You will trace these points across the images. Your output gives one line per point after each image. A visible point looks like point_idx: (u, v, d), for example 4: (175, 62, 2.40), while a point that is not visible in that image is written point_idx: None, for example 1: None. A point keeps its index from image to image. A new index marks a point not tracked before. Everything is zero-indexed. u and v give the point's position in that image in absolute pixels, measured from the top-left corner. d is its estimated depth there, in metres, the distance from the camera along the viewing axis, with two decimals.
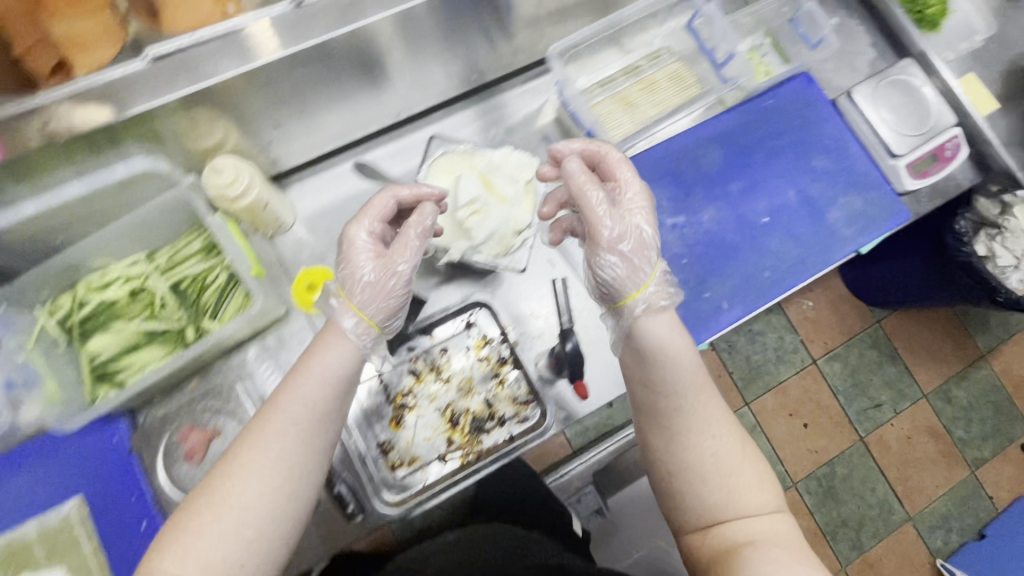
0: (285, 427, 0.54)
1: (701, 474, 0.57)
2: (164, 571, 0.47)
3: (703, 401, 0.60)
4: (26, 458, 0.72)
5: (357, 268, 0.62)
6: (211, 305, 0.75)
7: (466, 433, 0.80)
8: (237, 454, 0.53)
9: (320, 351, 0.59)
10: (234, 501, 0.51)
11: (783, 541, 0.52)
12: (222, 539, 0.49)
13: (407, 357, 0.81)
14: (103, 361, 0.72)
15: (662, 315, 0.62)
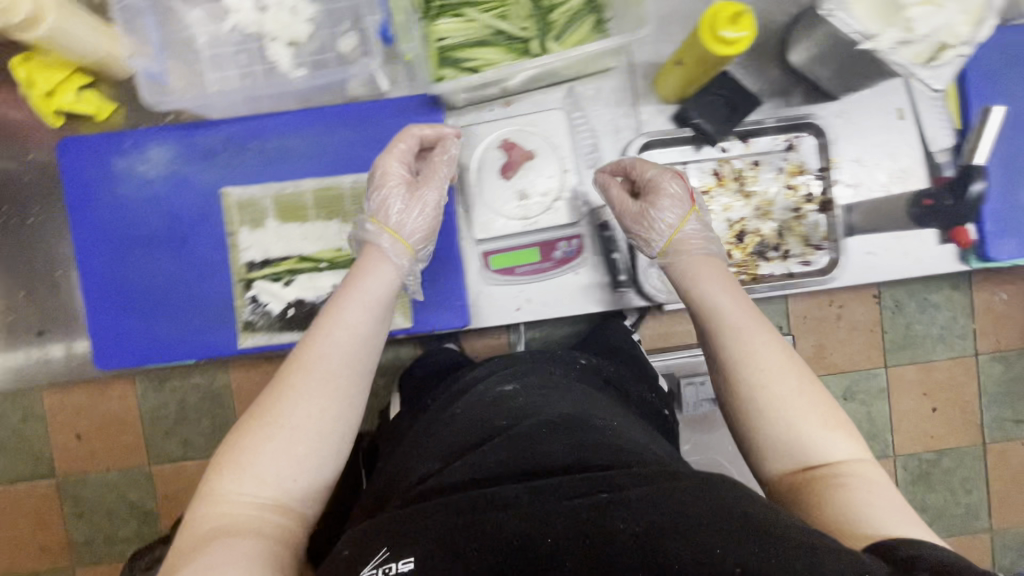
0: (325, 352, 0.53)
1: (765, 398, 0.49)
2: (195, 526, 0.47)
3: (772, 353, 0.51)
4: (351, 118, 0.73)
5: (393, 197, 0.65)
6: (563, 23, 0.69)
7: (748, 254, 0.77)
8: (266, 395, 0.51)
9: (364, 275, 0.59)
10: (287, 420, 0.50)
11: (868, 479, 0.46)
12: (282, 450, 0.49)
13: (716, 156, 0.76)
14: (449, 45, 0.69)
15: (696, 256, 0.61)
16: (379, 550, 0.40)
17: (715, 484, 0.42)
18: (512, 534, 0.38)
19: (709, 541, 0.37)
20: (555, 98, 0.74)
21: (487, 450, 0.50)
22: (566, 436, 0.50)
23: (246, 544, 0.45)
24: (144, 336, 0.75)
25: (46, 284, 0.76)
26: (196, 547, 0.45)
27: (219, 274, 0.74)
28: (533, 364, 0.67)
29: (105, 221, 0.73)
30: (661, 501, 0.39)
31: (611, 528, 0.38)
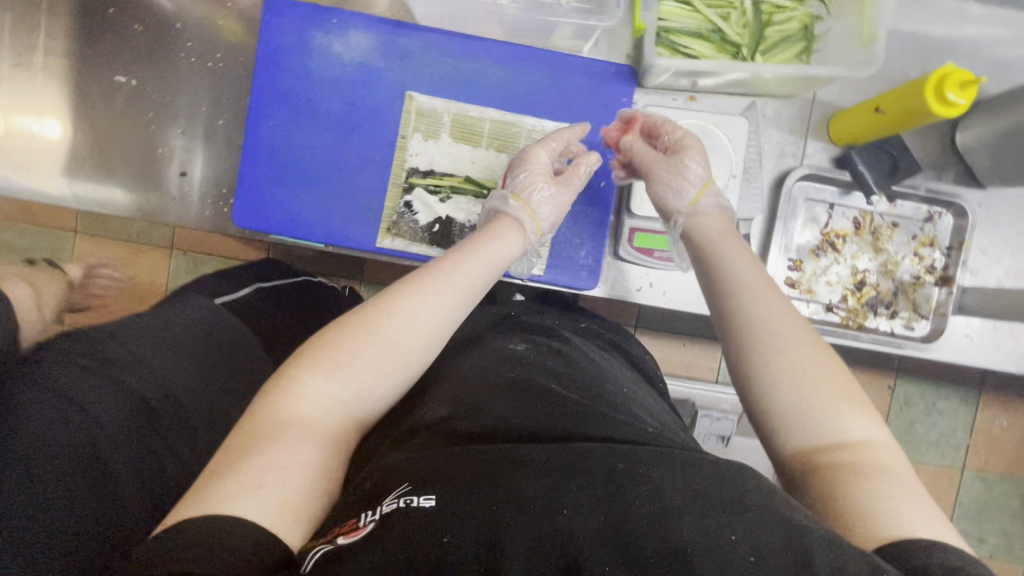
0: (440, 289, 0.56)
1: (784, 377, 0.50)
2: (264, 413, 0.47)
3: (790, 326, 0.53)
4: (549, 66, 0.75)
5: (538, 181, 0.68)
6: (773, 41, 0.73)
7: (861, 304, 0.81)
8: (367, 312, 0.53)
9: (491, 239, 0.63)
10: (390, 338, 0.52)
11: (888, 470, 0.45)
12: (371, 365, 0.51)
13: (861, 206, 0.80)
14: (669, 27, 0.73)
15: (714, 213, 0.64)
16: (401, 484, 0.42)
17: (728, 466, 0.43)
18: (528, 492, 0.39)
19: (725, 524, 0.38)
20: (737, 106, 0.79)
21: (506, 403, 0.53)
22: (597, 407, 0.52)
23: (306, 447, 0.45)
24: (283, 206, 0.75)
25: (206, 126, 0.78)
26: (264, 434, 0.45)
27: (378, 170, 0.75)
28: (549, 331, 0.69)
29: (287, 86, 0.74)
30: (682, 483, 0.40)
31: (630, 500, 0.39)
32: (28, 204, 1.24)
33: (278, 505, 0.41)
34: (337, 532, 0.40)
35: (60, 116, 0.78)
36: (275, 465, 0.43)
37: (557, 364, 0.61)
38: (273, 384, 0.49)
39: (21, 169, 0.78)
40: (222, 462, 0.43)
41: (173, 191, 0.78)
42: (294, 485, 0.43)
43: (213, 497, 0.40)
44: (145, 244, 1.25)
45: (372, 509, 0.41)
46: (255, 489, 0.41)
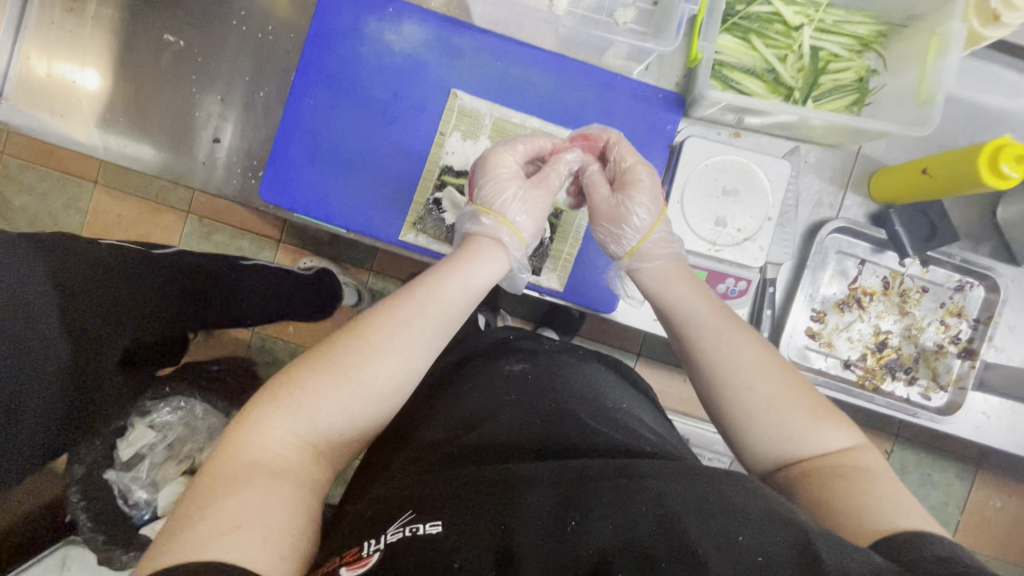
0: (414, 317, 0.52)
1: (747, 396, 0.51)
2: (225, 459, 0.44)
3: (750, 355, 0.52)
4: (597, 82, 0.74)
5: (506, 190, 0.62)
6: (826, 88, 0.73)
7: (880, 365, 0.79)
8: (330, 347, 0.50)
9: (469, 257, 0.57)
10: (360, 373, 0.49)
11: (869, 472, 0.47)
12: (341, 400, 0.48)
13: (893, 267, 0.78)
14: (724, 61, 0.72)
15: (669, 260, 0.61)
16: (405, 512, 0.41)
17: (721, 471, 0.42)
18: (535, 510, 0.39)
19: (732, 524, 0.37)
20: (780, 148, 0.78)
21: (502, 424, 0.53)
22: (588, 440, 0.50)
23: (279, 485, 0.43)
24: (312, 187, 0.74)
25: (247, 98, 0.78)
26: (230, 478, 0.43)
27: (411, 162, 0.74)
28: (545, 353, 0.68)
29: (333, 68, 0.74)
30: (682, 486, 0.39)
31: (634, 510, 0.38)
32: (53, 148, 1.24)
33: (260, 542, 0.40)
34: (342, 563, 0.40)
35: (106, 68, 0.78)
36: (251, 504, 0.41)
37: (550, 384, 0.61)
38: (235, 431, 0.46)
39: (60, 115, 0.78)
40: (188, 512, 0.41)
41: (206, 157, 0.79)
42: (271, 523, 0.41)
43: (190, 539, 0.39)
44: (162, 206, 1.24)
45: (375, 537, 0.40)
46: (232, 532, 0.39)
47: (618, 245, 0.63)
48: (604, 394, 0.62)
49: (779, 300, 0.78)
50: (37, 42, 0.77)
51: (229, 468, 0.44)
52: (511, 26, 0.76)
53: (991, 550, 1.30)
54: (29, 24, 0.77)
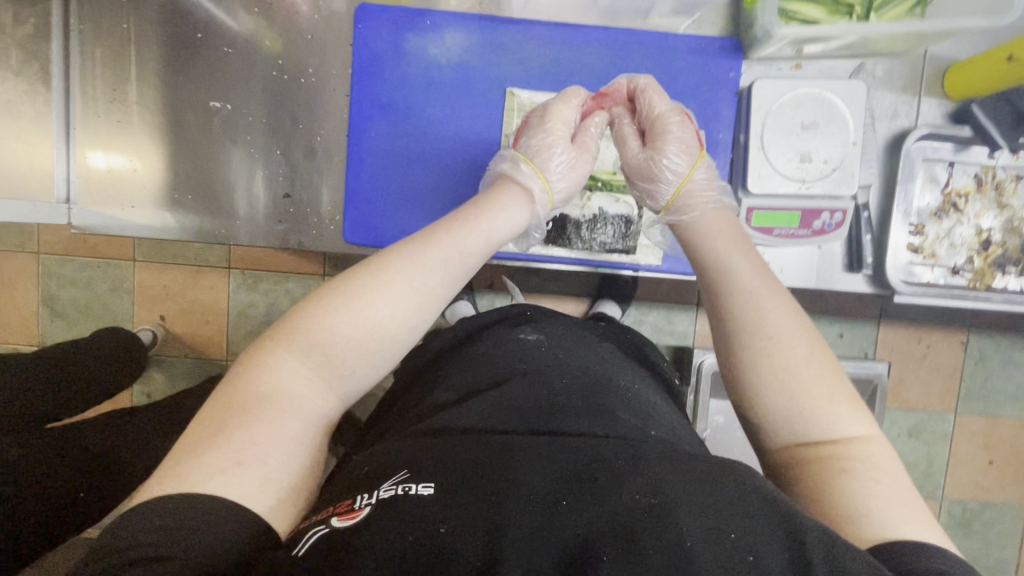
0: (432, 262, 0.51)
1: (770, 368, 0.49)
2: (242, 385, 0.46)
3: (780, 323, 0.51)
4: (651, 47, 0.73)
5: (547, 145, 0.66)
6: None
7: (988, 263, 0.78)
8: (347, 283, 0.50)
9: (485, 206, 0.58)
10: (374, 317, 0.49)
11: (875, 463, 0.46)
12: (354, 343, 0.48)
13: (982, 161, 0.76)
14: None
15: (708, 210, 0.62)
16: (398, 471, 0.41)
17: (728, 464, 0.42)
18: (529, 485, 0.39)
19: (725, 521, 0.37)
20: (844, 70, 0.76)
21: (508, 391, 0.52)
22: (592, 410, 0.50)
23: (284, 425, 0.45)
24: (393, 220, 0.76)
25: (306, 146, 0.77)
26: (242, 407, 0.45)
27: (483, 170, 0.75)
28: (554, 327, 0.68)
29: (386, 96, 0.74)
30: (682, 485, 0.39)
31: (625, 496, 0.38)
32: (86, 236, 1.23)
33: (258, 486, 0.42)
34: (334, 512, 0.40)
35: (159, 149, 0.78)
36: (254, 441, 0.43)
37: (554, 356, 0.60)
38: (254, 356, 0.48)
39: (130, 207, 0.78)
40: (196, 437, 0.43)
41: (279, 214, 0.78)
42: (266, 477, 0.42)
43: (195, 470, 0.41)
44: (203, 266, 1.25)
45: (369, 491, 0.40)
46: (235, 467, 0.42)
47: (655, 201, 0.67)
48: (613, 369, 0.61)
49: (875, 221, 0.77)
50: (87, 139, 0.77)
51: (240, 398, 0.45)
52: (550, 9, 0.74)
53: None
54: (76, 125, 0.76)
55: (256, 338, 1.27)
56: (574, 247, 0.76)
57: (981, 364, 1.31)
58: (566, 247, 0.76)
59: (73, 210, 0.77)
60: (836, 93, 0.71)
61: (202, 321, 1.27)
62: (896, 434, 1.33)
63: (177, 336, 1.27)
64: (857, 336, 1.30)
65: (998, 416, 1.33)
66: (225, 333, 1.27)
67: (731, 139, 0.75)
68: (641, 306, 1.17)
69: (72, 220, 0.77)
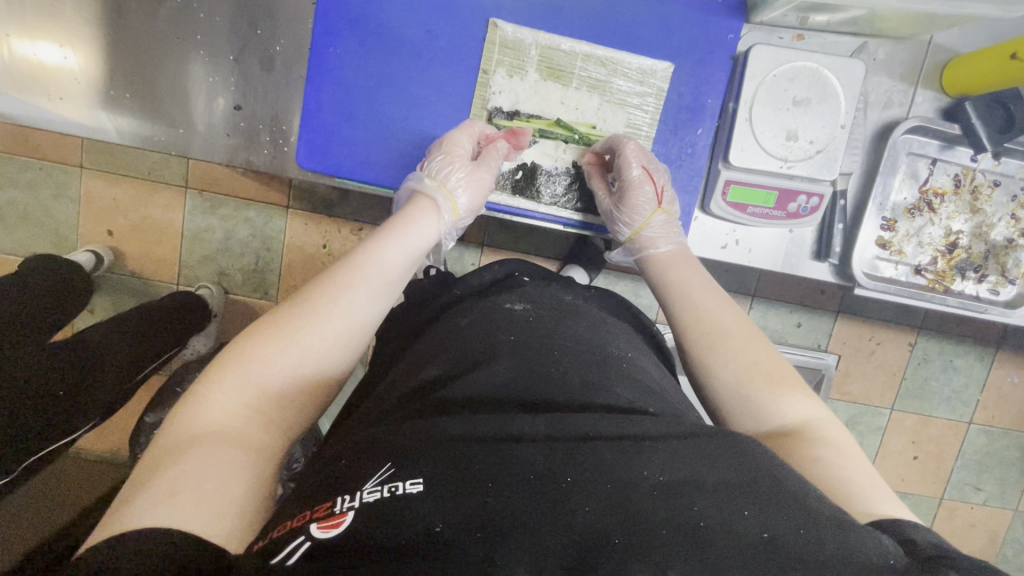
0: (356, 280, 0.53)
1: (719, 356, 0.55)
2: (176, 430, 0.43)
3: (710, 303, 0.59)
4: None
5: (450, 165, 0.65)
6: None
7: (950, 266, 0.78)
8: (277, 316, 0.49)
9: (398, 220, 0.60)
10: (307, 340, 0.48)
11: (835, 443, 0.48)
12: (290, 365, 0.47)
13: (964, 163, 0.75)
14: None
15: (663, 242, 0.68)
16: (382, 467, 0.36)
17: (733, 439, 0.41)
18: (531, 470, 0.35)
19: (737, 501, 0.35)
20: (846, 48, 0.72)
21: (497, 367, 0.47)
22: (588, 386, 0.46)
23: (223, 454, 0.41)
24: (353, 148, 0.70)
25: (263, 55, 0.70)
26: (174, 450, 0.41)
27: (456, 107, 0.70)
28: (542, 292, 0.62)
29: (356, 8, 0.67)
30: (689, 461, 0.38)
31: (634, 478, 0.36)
32: (27, 133, 1.13)
33: (193, 508, 0.37)
34: (312, 517, 0.34)
35: (95, 39, 0.69)
36: (188, 473, 0.39)
37: (545, 323, 0.55)
38: (185, 398, 0.45)
39: (58, 99, 0.70)
40: (129, 489, 0.39)
41: (230, 128, 0.72)
42: (205, 501, 0.38)
43: (124, 516, 0.36)
44: (157, 182, 1.16)
45: (351, 493, 0.35)
46: (169, 498, 0.37)
47: (618, 233, 0.72)
48: (603, 338, 0.55)
49: (849, 212, 0.75)
50: (13, 16, 0.68)
51: (176, 437, 0.42)
52: None
53: (999, 428, 1.40)
54: None
55: (210, 265, 1.20)
56: (542, 202, 0.73)
57: (924, 364, 1.36)
58: (532, 202, 0.72)
59: None
60: (831, 69, 0.67)
61: (152, 241, 1.19)
62: None
63: (124, 253, 1.19)
64: (818, 328, 1.32)
65: (930, 415, 1.38)
66: (177, 255, 1.20)
67: (720, 107, 0.71)
68: (611, 276, 1.15)
69: None
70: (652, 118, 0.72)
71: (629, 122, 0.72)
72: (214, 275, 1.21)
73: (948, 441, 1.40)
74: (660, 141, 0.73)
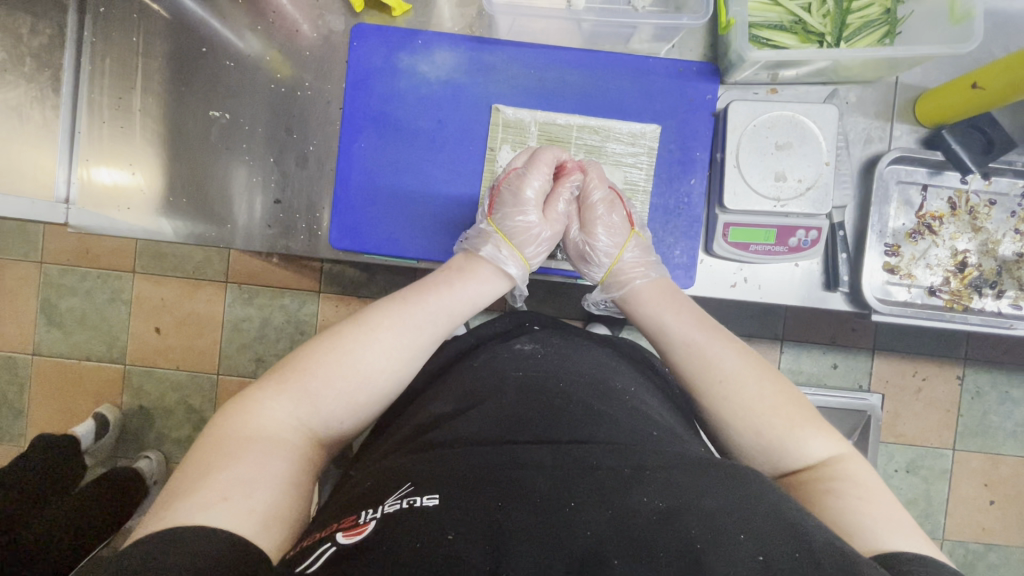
0: (415, 318, 0.59)
1: (727, 395, 0.56)
2: (227, 433, 0.49)
3: (715, 347, 0.59)
4: (631, 69, 0.77)
5: (522, 227, 0.69)
6: (848, 28, 0.74)
7: (965, 285, 0.79)
8: (339, 336, 0.55)
9: (469, 278, 0.65)
10: (360, 367, 0.55)
11: (854, 478, 0.50)
12: (341, 393, 0.54)
13: (955, 186, 0.78)
14: (753, 22, 0.76)
15: (646, 282, 0.67)
16: (402, 485, 0.41)
17: (740, 471, 0.42)
18: (536, 493, 0.39)
19: (733, 523, 0.37)
20: (818, 95, 0.78)
21: (506, 402, 0.51)
22: (594, 415, 0.49)
23: (271, 465, 0.48)
24: (379, 227, 0.78)
25: (298, 155, 0.80)
26: (225, 453, 0.47)
27: (468, 182, 0.78)
28: (555, 335, 0.66)
29: (377, 108, 0.77)
30: (687, 488, 0.39)
31: (633, 504, 0.38)
32: (90, 247, 1.26)
33: (241, 516, 0.43)
34: (338, 528, 0.39)
35: (157, 155, 0.81)
36: (239, 479, 0.45)
37: (553, 361, 0.59)
38: (241, 404, 0.51)
39: (126, 209, 0.80)
40: (183, 482, 0.45)
41: (271, 220, 0.81)
42: (252, 503, 0.44)
43: (179, 512, 0.42)
44: (201, 279, 1.27)
45: (373, 507, 0.40)
46: (220, 502, 0.43)
47: (593, 273, 0.72)
48: (608, 372, 0.59)
49: (851, 242, 0.78)
50: (91, 144, 0.80)
51: (229, 441, 0.48)
52: (536, 32, 0.78)
53: None
54: (81, 130, 0.80)
55: (248, 352, 1.27)
56: (555, 258, 0.79)
57: (978, 399, 1.30)
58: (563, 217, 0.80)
59: (71, 210, 0.79)
60: (806, 115, 0.74)
61: (196, 334, 1.27)
62: (893, 470, 1.30)
63: (170, 347, 1.28)
64: (852, 366, 1.29)
65: (998, 453, 1.30)
66: (218, 346, 1.27)
67: (709, 158, 0.78)
68: (634, 331, 1.17)
69: (69, 220, 0.79)
70: (647, 173, 0.77)
71: (625, 179, 0.77)
72: (251, 362, 1.27)
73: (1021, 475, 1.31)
74: (658, 194, 0.78)
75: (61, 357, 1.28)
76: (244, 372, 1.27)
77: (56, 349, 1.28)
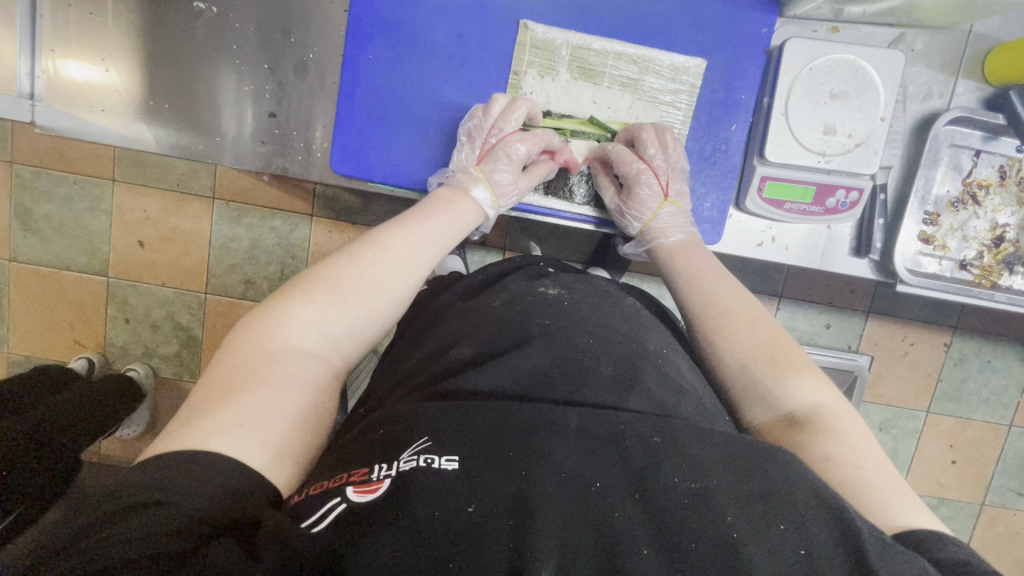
0: (422, 238, 0.58)
1: (717, 324, 0.59)
2: (252, 343, 0.47)
3: (713, 287, 0.62)
4: None
5: (500, 166, 0.68)
6: None
7: (997, 261, 0.75)
8: (357, 253, 0.54)
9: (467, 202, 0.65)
10: (377, 283, 0.54)
11: (849, 442, 0.48)
12: (362, 305, 0.52)
13: (1009, 154, 0.73)
14: None
15: (679, 233, 0.70)
16: (418, 440, 0.38)
17: (778, 455, 0.39)
18: (566, 459, 0.36)
19: (775, 515, 0.35)
20: (883, 39, 0.71)
21: (533, 352, 0.48)
22: (623, 380, 0.46)
23: (294, 383, 0.46)
24: (384, 153, 0.71)
25: (296, 63, 0.71)
26: (250, 368, 0.45)
27: None
28: (578, 280, 0.62)
29: (389, 14, 0.68)
30: (727, 471, 0.37)
31: (666, 483, 0.36)
32: (63, 149, 1.16)
33: (257, 447, 0.40)
34: (347, 482, 0.37)
35: (134, 50, 0.71)
36: (256, 407, 0.42)
37: (578, 312, 0.55)
38: (265, 313, 0.49)
39: (100, 111, 0.72)
40: (205, 400, 0.42)
41: (264, 135, 0.73)
42: (274, 426, 0.42)
43: (191, 437, 0.39)
44: (186, 193, 1.18)
45: (387, 462, 0.38)
46: (237, 427, 0.41)
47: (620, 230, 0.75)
48: (639, 327, 0.57)
49: (889, 207, 0.73)
50: (56, 32, 0.69)
51: (256, 351, 0.46)
52: None
53: None
54: (44, 13, 0.69)
55: (237, 274, 1.22)
56: (575, 202, 0.75)
57: (961, 365, 1.29)
58: (589, 140, 0.73)
59: (37, 107, 0.71)
60: (870, 60, 0.66)
61: (181, 250, 1.21)
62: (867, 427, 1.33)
63: (155, 263, 1.22)
64: (848, 328, 1.27)
65: (969, 418, 1.31)
66: (204, 265, 1.21)
67: (754, 103, 0.71)
68: (634, 278, 1.11)
69: (37, 118, 0.71)
70: (685, 115, 0.71)
71: (661, 120, 0.71)
72: (239, 283, 1.22)
73: (989, 445, 1.33)
74: (693, 138, 0.72)
75: (37, 264, 1.21)
76: (233, 293, 1.22)
77: (34, 257, 1.21)
